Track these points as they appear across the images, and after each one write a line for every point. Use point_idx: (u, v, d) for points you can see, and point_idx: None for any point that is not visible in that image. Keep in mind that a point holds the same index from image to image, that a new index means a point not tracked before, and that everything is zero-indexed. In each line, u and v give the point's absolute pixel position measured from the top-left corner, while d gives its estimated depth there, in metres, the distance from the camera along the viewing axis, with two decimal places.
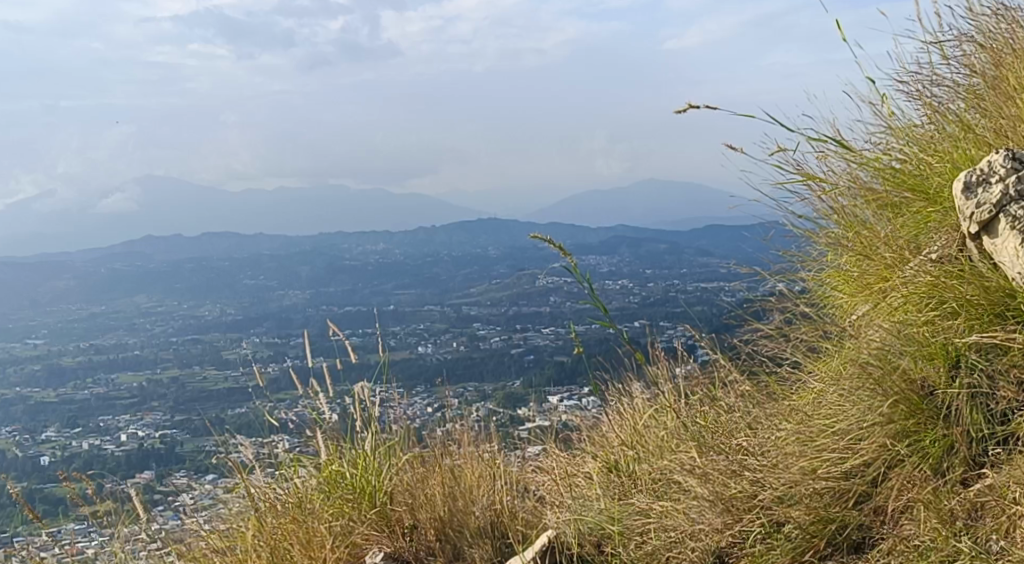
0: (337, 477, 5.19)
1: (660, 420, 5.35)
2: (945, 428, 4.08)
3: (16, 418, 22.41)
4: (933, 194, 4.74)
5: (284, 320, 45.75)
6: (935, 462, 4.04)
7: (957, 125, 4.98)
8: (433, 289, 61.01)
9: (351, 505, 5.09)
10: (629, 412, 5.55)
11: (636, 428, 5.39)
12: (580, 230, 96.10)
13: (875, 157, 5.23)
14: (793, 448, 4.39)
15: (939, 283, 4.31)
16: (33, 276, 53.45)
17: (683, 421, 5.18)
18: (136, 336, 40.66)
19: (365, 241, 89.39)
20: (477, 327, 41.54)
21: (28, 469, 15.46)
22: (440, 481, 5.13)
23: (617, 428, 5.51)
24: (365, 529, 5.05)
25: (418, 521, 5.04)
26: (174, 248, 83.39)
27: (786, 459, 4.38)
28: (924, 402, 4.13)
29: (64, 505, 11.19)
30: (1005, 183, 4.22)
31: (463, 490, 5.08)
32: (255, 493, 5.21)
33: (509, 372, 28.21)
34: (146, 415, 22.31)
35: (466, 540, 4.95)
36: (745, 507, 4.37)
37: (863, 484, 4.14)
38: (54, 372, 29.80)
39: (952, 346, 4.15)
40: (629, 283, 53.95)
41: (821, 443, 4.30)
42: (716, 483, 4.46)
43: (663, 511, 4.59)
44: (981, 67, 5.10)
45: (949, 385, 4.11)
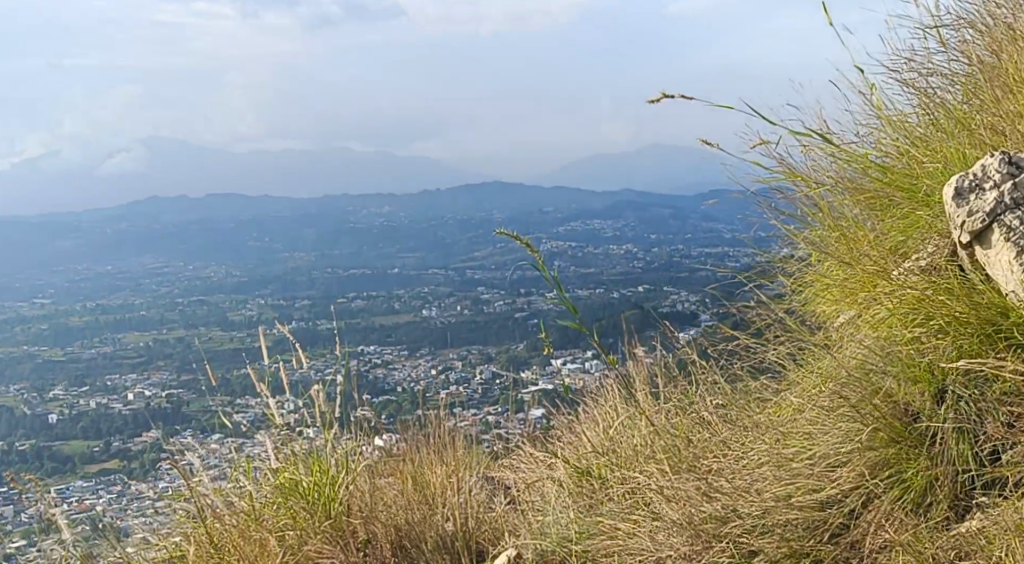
0: (292, 483, 4.75)
1: (641, 436, 5.24)
2: (929, 462, 3.96)
3: (24, 376, 22.58)
4: (924, 197, 4.54)
5: (289, 282, 45.92)
6: (918, 500, 3.94)
7: (951, 118, 4.77)
8: (438, 252, 61.19)
9: (305, 514, 4.66)
10: (609, 435, 5.54)
11: (606, 449, 5.36)
12: (585, 195, 96.40)
13: (863, 153, 5.05)
14: (771, 469, 4.29)
15: (926, 296, 4.10)
16: (38, 236, 53.55)
17: (659, 429, 5.16)
18: (141, 296, 40.84)
19: (370, 204, 89.41)
20: (481, 290, 41.79)
21: (35, 427, 15.64)
22: (398, 491, 4.91)
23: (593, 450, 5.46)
24: (318, 540, 4.60)
25: (374, 534, 4.73)
26: (178, 209, 83.42)
27: (761, 479, 4.29)
28: (908, 435, 4.03)
29: (71, 466, 11.37)
30: (1000, 188, 3.98)
31: (423, 499, 4.84)
32: (201, 499, 4.73)
33: (513, 335, 28.48)
34: (153, 374, 22.52)
35: (424, 555, 4.66)
36: (715, 534, 4.24)
37: (842, 516, 4.05)
38: (61, 331, 30.00)
39: (937, 369, 4.04)
40: (634, 248, 54.24)
41: (795, 468, 4.20)
42: (688, 504, 4.35)
43: (627, 531, 4.50)
44: (980, 56, 4.87)
45: (935, 413, 4.01)
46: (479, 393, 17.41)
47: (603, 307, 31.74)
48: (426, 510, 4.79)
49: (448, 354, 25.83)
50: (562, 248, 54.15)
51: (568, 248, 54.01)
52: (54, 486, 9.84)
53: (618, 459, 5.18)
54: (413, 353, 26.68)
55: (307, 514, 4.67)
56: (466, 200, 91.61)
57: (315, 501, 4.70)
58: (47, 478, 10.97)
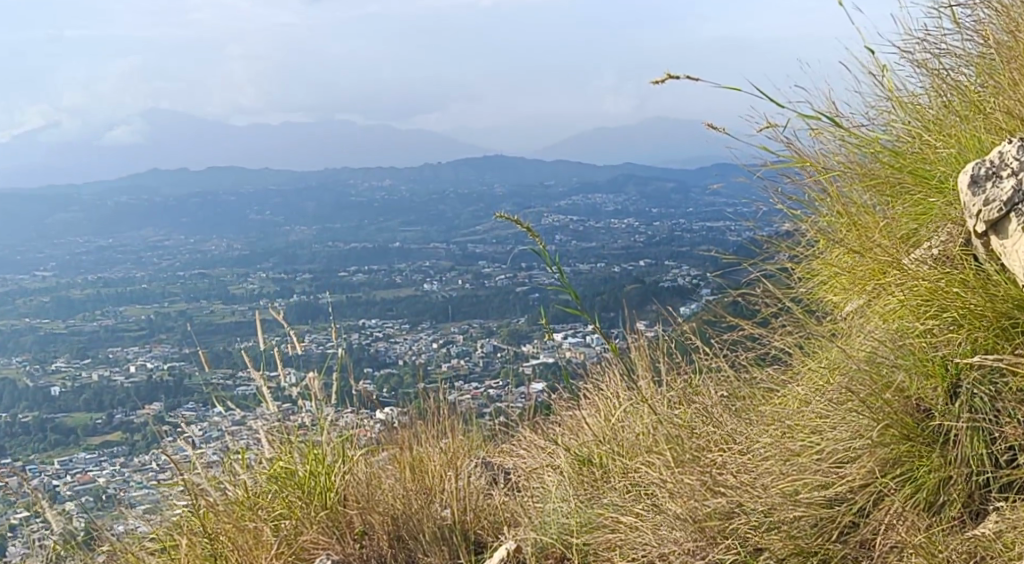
0: (288, 473, 4.31)
1: (630, 413, 4.61)
2: (942, 457, 3.45)
3: (26, 348, 22.62)
4: (937, 184, 4.07)
5: (290, 256, 45.94)
6: (929, 500, 3.42)
7: (963, 100, 4.26)
8: (439, 225, 61.16)
9: (300, 503, 4.20)
10: (577, 418, 5.00)
11: (580, 432, 4.77)
12: (586, 169, 96.31)
13: (873, 137, 4.64)
14: (777, 461, 3.74)
15: (939, 289, 3.64)
16: (40, 208, 53.61)
17: (658, 418, 4.35)
18: (143, 269, 40.88)
19: (371, 177, 89.29)
20: (482, 264, 41.74)
21: (39, 398, 15.69)
22: (396, 478, 4.35)
23: (591, 429, 4.72)
24: (313, 533, 4.11)
25: (371, 525, 4.16)
26: (180, 182, 83.35)
27: (766, 473, 3.72)
28: (919, 430, 3.50)
29: (74, 440, 11.40)
30: (1018, 177, 3.47)
31: (425, 487, 4.30)
32: (195, 491, 4.26)
33: (514, 309, 28.47)
34: (155, 347, 22.60)
35: (420, 547, 4.07)
36: (721, 531, 3.66)
37: (852, 515, 3.51)
38: (63, 304, 30.02)
39: (950, 364, 3.53)
40: (635, 223, 54.17)
41: (802, 463, 3.66)
42: (690, 499, 3.76)
43: (632, 523, 3.86)
44: (992, 30, 4.33)
45: (949, 408, 3.49)
46: (481, 368, 17.48)
47: (605, 282, 31.66)
48: (428, 500, 4.21)
49: (448, 329, 25.78)
50: (564, 223, 54.12)
51: (569, 222, 53.96)
52: (56, 458, 9.85)
53: (622, 443, 4.47)
54: (414, 327, 26.65)
55: (302, 505, 4.19)
56: (468, 173, 91.45)
57: (311, 490, 4.24)
58: (50, 451, 10.98)
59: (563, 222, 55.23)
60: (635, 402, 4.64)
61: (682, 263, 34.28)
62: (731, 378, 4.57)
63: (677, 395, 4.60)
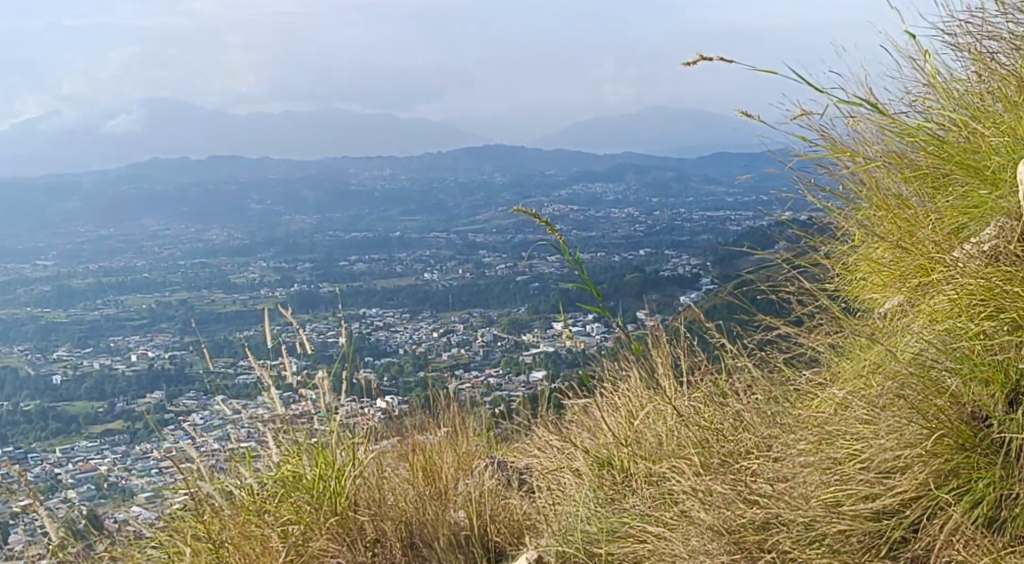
0: (295, 477, 4.10)
1: (656, 415, 4.33)
2: (1006, 471, 3.11)
3: (28, 337, 22.68)
4: (991, 175, 3.60)
5: (290, 245, 46.01)
6: (989, 516, 3.08)
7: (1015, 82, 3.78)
8: (440, 215, 61.23)
9: (308, 509, 4.01)
10: (597, 412, 4.67)
11: (603, 431, 4.46)
12: (586, 158, 96.38)
13: (916, 124, 4.07)
14: (815, 468, 3.43)
15: (996, 287, 3.25)
16: (41, 197, 53.65)
17: (681, 420, 4.13)
18: (143, 258, 40.95)
19: (370, 166, 89.27)
20: (483, 252, 41.82)
21: (41, 385, 15.78)
22: (407, 481, 4.18)
23: (610, 430, 4.40)
24: (321, 540, 3.93)
25: (383, 533, 4.02)
26: (179, 171, 83.21)
27: (803, 482, 3.42)
28: (977, 440, 3.18)
29: (78, 428, 11.49)
30: None
31: (439, 491, 4.15)
32: (198, 494, 4.15)
33: (514, 298, 28.61)
34: (157, 336, 22.70)
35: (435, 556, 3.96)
36: (758, 547, 3.39)
37: (904, 531, 3.19)
38: (64, 293, 30.01)
39: (1012, 368, 3.18)
40: (635, 212, 54.28)
41: (845, 472, 3.34)
42: (724, 510, 3.50)
43: (658, 534, 3.63)
44: None
45: (1011, 421, 3.14)
46: (482, 357, 17.60)
47: (605, 270, 31.83)
48: (441, 505, 4.09)
49: (449, 318, 25.86)
50: (564, 213, 54.23)
51: (570, 212, 54.06)
52: (58, 446, 9.91)
53: (644, 446, 4.20)
54: (415, 316, 26.75)
55: (313, 509, 4.00)
56: (467, 162, 91.43)
57: (320, 495, 4.03)
58: (51, 439, 11.03)
59: (562, 211, 55.28)
60: (659, 405, 4.35)
61: (682, 253, 34.38)
62: (761, 381, 4.16)
63: (707, 396, 4.29)
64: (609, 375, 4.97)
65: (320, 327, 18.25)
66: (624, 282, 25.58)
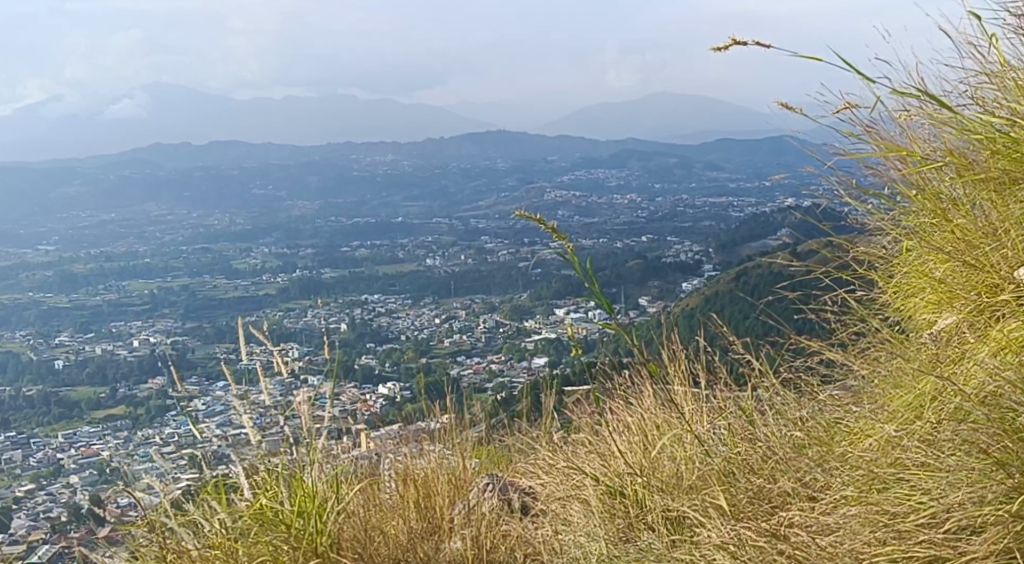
0: (269, 511, 3.11)
1: (669, 440, 3.36)
2: None
3: (30, 322, 22.65)
4: None
5: (293, 231, 46.07)
6: None
7: None
8: (442, 200, 61.30)
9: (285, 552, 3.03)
10: (599, 431, 3.72)
11: (602, 451, 3.49)
12: (589, 144, 96.78)
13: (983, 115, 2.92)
14: (861, 521, 2.45)
15: None
16: (44, 181, 53.71)
17: (703, 451, 3.19)
18: (146, 243, 41.01)
19: (373, 151, 89.10)
20: (485, 239, 41.86)
21: (43, 370, 15.76)
22: (406, 524, 3.25)
23: (621, 452, 3.40)
24: None
25: None
26: (182, 155, 83.12)
27: (848, 538, 2.45)
28: None
29: (82, 414, 11.49)
30: None
31: (434, 527, 3.29)
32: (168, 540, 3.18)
33: (517, 284, 28.71)
34: (158, 321, 22.71)
35: None
36: None
37: None
38: (66, 278, 29.98)
39: None
40: (637, 199, 54.40)
41: (899, 530, 2.36)
42: None
43: None
44: None
45: None
46: (485, 345, 17.78)
47: (608, 257, 31.76)
48: (438, 540, 3.20)
49: (450, 304, 25.82)
50: (567, 199, 54.35)
51: (573, 199, 54.15)
52: (61, 431, 9.98)
53: (661, 475, 3.21)
54: (417, 303, 26.70)
55: (290, 549, 3.03)
56: (469, 147, 91.35)
57: (300, 533, 3.05)
58: (54, 424, 11.07)
59: (566, 197, 55.35)
60: (677, 427, 3.36)
61: (686, 241, 34.50)
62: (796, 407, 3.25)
63: (732, 417, 3.36)
64: (622, 385, 3.99)
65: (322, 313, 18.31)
66: (626, 269, 25.43)
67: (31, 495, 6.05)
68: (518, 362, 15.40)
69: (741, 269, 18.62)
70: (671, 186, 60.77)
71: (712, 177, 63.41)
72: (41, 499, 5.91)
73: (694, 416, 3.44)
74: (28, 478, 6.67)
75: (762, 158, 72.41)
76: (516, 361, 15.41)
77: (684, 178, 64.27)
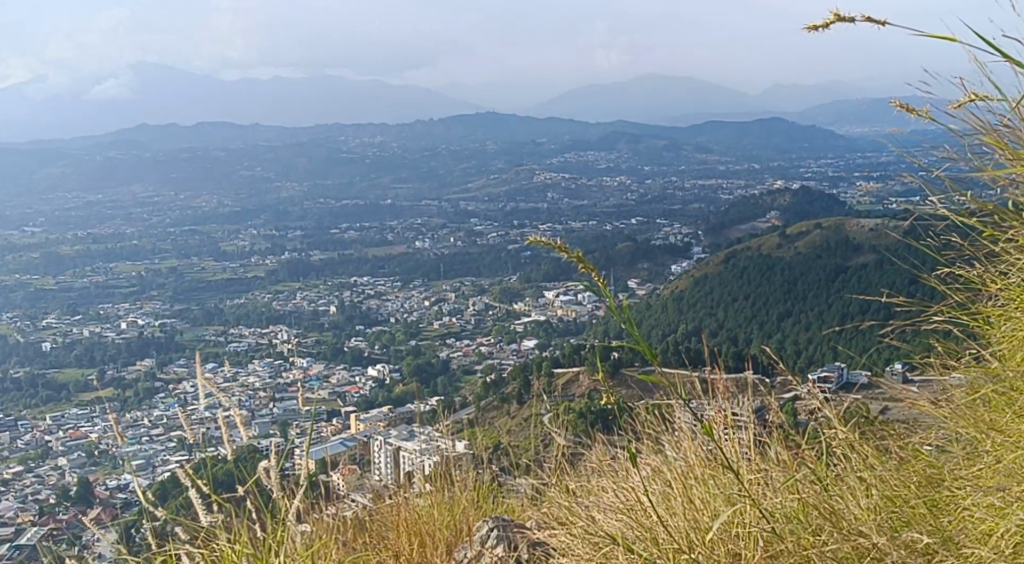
0: None
1: (716, 501, 2.21)
2: None
3: (17, 304, 22.50)
4: None
5: (281, 213, 45.98)
6: None
7: None
8: (431, 181, 61.27)
9: None
10: (618, 478, 2.56)
11: (620, 500, 2.35)
12: (578, 126, 96.89)
13: None
14: None
15: None
16: (29, 162, 53.23)
17: (767, 512, 2.11)
18: (132, 225, 40.78)
19: (361, 133, 88.67)
20: (475, 221, 41.83)
21: (29, 350, 15.67)
22: None
23: (639, 493, 2.31)
24: None
25: None
26: (168, 135, 82.52)
27: None
28: None
29: (67, 398, 11.49)
30: None
31: None
32: None
33: (506, 268, 29.05)
34: (146, 304, 22.67)
35: None
36: None
37: None
38: (53, 258, 29.75)
39: None
40: (626, 180, 54.53)
41: None
42: None
43: None
44: None
45: None
46: (471, 326, 18.08)
47: (597, 240, 31.75)
48: None
49: (440, 286, 25.88)
50: (556, 181, 54.42)
51: (562, 181, 54.26)
52: (48, 413, 9.96)
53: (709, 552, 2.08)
54: (406, 285, 26.63)
55: None
56: (458, 128, 91.37)
57: None
58: (40, 407, 11.07)
59: (555, 179, 55.43)
60: (721, 468, 2.29)
61: (675, 223, 34.67)
62: (894, 463, 2.20)
63: (799, 463, 2.28)
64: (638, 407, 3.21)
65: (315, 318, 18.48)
66: (615, 250, 25.35)
67: (20, 476, 6.27)
68: (508, 346, 15.54)
69: (730, 252, 18.64)
70: (659, 168, 60.90)
71: (701, 160, 63.67)
72: (29, 481, 6.15)
73: (749, 458, 2.35)
74: (15, 460, 6.93)
75: (751, 143, 72.68)
76: (505, 345, 15.53)
77: (674, 160, 64.50)
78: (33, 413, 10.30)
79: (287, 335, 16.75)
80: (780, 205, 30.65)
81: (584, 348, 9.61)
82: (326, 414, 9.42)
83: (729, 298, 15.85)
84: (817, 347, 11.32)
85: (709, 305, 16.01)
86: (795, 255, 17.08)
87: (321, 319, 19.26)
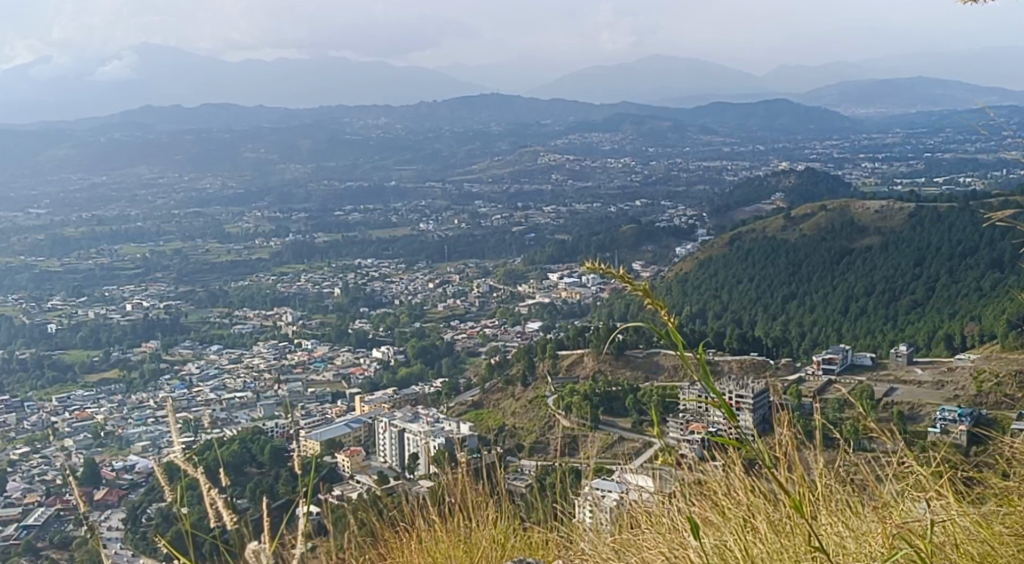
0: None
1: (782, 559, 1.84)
2: None
3: (22, 286, 22.52)
4: None
5: (285, 195, 45.89)
6: None
7: None
8: (435, 163, 61.09)
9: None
10: (644, 516, 2.21)
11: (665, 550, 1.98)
12: (583, 107, 96.50)
13: None
14: None
15: None
16: (33, 143, 53.04)
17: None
18: (137, 207, 40.68)
19: (365, 113, 88.41)
20: (478, 203, 41.76)
21: (34, 331, 15.71)
22: None
23: (695, 543, 1.95)
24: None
25: None
26: (171, 115, 82.24)
27: None
28: None
29: (70, 382, 11.58)
30: None
31: None
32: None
33: (510, 250, 29.04)
34: (152, 286, 22.69)
35: None
36: None
37: None
38: (57, 240, 29.72)
39: None
40: (630, 162, 54.34)
41: None
42: None
43: None
44: None
45: None
46: (476, 308, 18.24)
47: (601, 223, 31.69)
48: None
49: (444, 268, 25.86)
50: (560, 163, 54.26)
51: (567, 163, 54.10)
52: (54, 395, 10.04)
53: None
54: (410, 267, 26.59)
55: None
56: (461, 108, 91.04)
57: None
58: (47, 388, 11.20)
59: (560, 160, 55.24)
60: (786, 518, 1.93)
61: (681, 205, 34.61)
62: (980, 507, 1.85)
63: (871, 521, 1.92)
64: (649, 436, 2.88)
65: (317, 305, 18.49)
66: (620, 232, 25.31)
67: (27, 457, 6.52)
68: (512, 328, 15.55)
69: (735, 233, 18.53)
70: (664, 150, 60.69)
71: (706, 141, 63.46)
72: (35, 463, 6.33)
73: (816, 501, 1.98)
74: (22, 442, 7.15)
75: (755, 123, 72.38)
76: (509, 327, 15.54)
77: (679, 142, 64.36)
78: (36, 395, 10.40)
79: (292, 317, 16.80)
80: (785, 187, 30.56)
81: (588, 331, 9.57)
82: (331, 395, 9.48)
83: (733, 282, 15.78)
84: (821, 336, 11.32)
85: (713, 288, 15.92)
86: (799, 236, 17.04)
87: (325, 301, 19.30)
